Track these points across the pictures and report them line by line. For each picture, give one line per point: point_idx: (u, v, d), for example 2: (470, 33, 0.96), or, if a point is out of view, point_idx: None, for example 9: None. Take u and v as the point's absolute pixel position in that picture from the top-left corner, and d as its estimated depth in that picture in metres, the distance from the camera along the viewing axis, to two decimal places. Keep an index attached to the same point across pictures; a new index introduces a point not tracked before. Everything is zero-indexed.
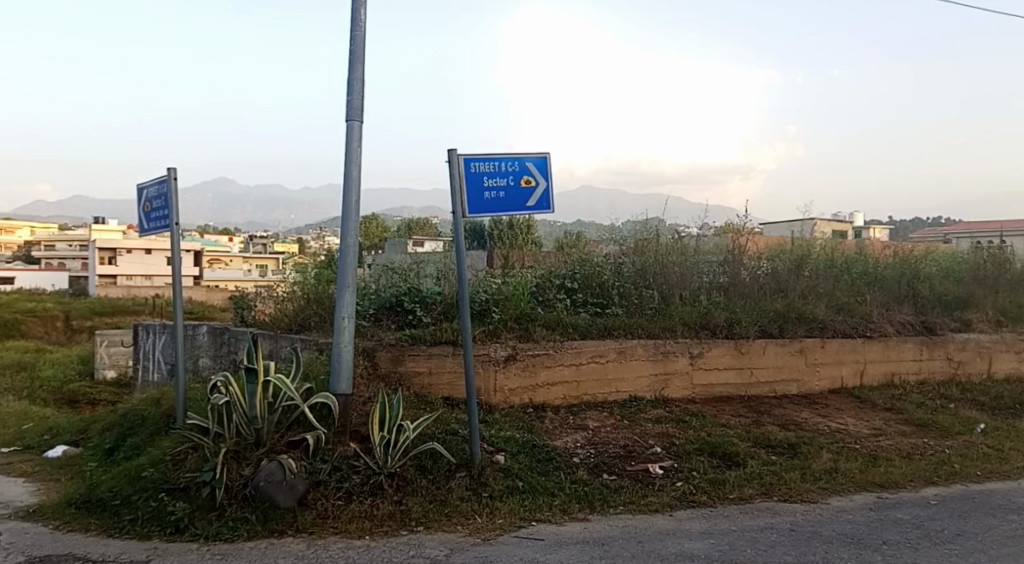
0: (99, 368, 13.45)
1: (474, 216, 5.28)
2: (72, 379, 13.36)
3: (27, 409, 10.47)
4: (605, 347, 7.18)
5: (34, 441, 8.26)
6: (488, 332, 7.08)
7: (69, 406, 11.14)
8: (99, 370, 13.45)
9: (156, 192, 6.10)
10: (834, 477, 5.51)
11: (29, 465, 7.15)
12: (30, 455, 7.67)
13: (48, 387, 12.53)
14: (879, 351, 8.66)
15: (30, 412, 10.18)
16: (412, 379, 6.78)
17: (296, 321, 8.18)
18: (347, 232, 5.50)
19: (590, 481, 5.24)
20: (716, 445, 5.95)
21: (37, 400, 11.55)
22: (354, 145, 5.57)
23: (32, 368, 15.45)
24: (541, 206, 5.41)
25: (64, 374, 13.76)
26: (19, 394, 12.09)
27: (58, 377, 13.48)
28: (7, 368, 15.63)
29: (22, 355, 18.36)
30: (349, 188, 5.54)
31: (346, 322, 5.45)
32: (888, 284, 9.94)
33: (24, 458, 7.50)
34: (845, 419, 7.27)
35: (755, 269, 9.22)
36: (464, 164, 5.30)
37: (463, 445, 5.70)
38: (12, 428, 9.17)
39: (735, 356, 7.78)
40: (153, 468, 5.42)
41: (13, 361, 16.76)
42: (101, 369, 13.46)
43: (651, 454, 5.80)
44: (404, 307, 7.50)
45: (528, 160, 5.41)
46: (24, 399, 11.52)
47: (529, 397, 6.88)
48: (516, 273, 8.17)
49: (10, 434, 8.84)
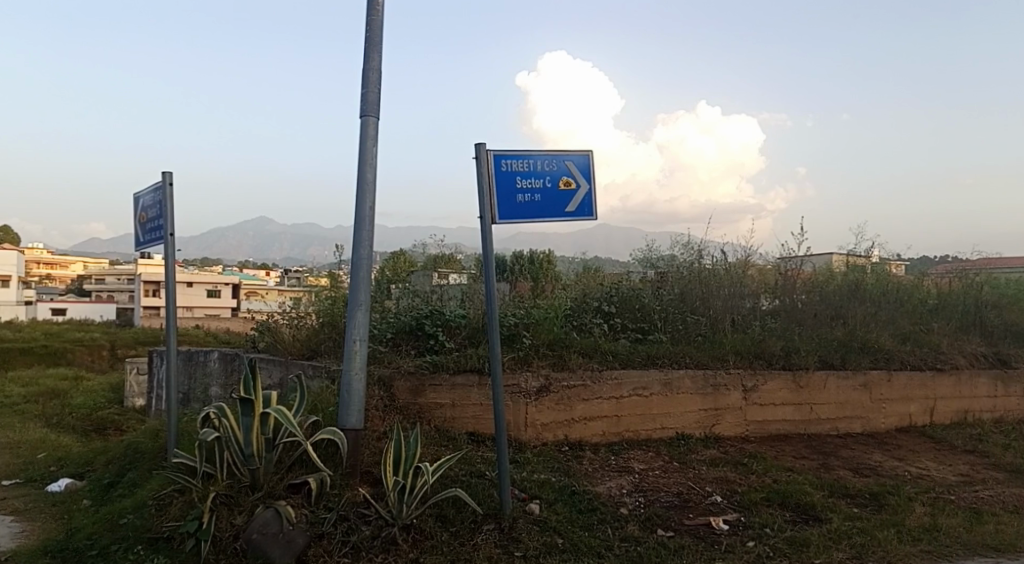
0: (127, 397, 12.43)
1: (506, 223, 4.52)
2: (97, 404, 12.70)
3: (44, 436, 9.78)
4: (649, 378, 6.37)
5: (37, 473, 7.50)
6: (517, 360, 6.23)
7: (90, 432, 10.48)
8: (127, 398, 12.43)
9: (152, 200, 5.43)
10: (936, 537, 4.61)
11: (23, 500, 6.31)
12: (28, 488, 6.88)
13: (71, 413, 11.88)
14: (950, 386, 7.76)
15: (46, 439, 9.49)
16: (432, 412, 6.05)
17: (308, 346, 7.46)
18: (360, 243, 4.77)
19: (645, 539, 4.40)
20: (787, 495, 5.10)
21: (64, 427, 10.84)
22: (369, 143, 4.86)
23: (62, 394, 14.84)
24: (582, 213, 4.70)
25: (93, 400, 13.10)
26: (42, 421, 11.47)
27: (89, 404, 12.69)
28: (39, 394, 14.99)
29: (56, 382, 17.72)
30: (362, 193, 4.83)
31: (358, 345, 4.71)
32: (956, 310, 9.00)
33: (22, 491, 6.73)
34: (925, 463, 6.34)
35: (811, 293, 8.34)
36: (495, 162, 4.54)
37: (491, 491, 4.91)
38: (21, 457, 8.46)
39: (794, 391, 6.94)
40: (133, 515, 4.76)
41: (45, 388, 16.14)
42: (130, 397, 12.44)
43: (711, 505, 4.96)
44: (423, 330, 6.70)
45: (568, 159, 4.70)
46: (51, 428, 10.81)
47: (564, 434, 6.06)
48: (549, 296, 7.42)
49: (16, 464, 8.11)
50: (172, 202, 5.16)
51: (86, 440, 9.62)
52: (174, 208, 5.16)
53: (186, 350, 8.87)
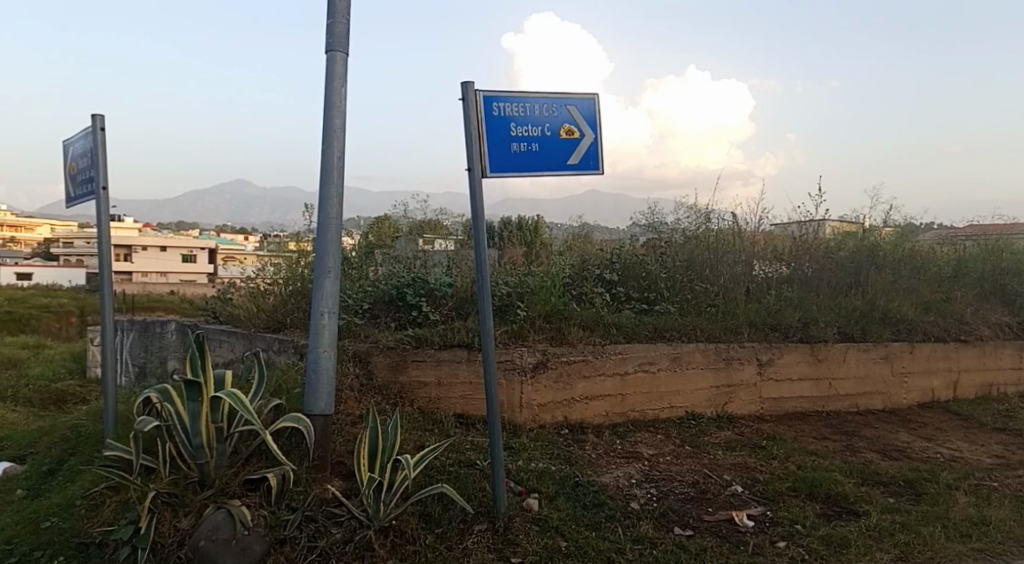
0: (91, 367, 11.72)
1: (499, 176, 3.83)
2: (59, 376, 11.96)
3: None
4: (657, 353, 5.77)
5: None
6: (511, 333, 5.59)
7: (49, 406, 9.79)
8: (91, 369, 11.72)
9: (83, 148, 4.71)
10: (987, 532, 3.93)
11: None
12: None
13: (29, 385, 11.14)
14: (975, 358, 7.23)
15: None
16: (416, 392, 5.41)
17: (276, 317, 6.77)
18: (328, 201, 4.07)
19: (661, 541, 3.80)
20: (816, 484, 4.50)
21: (19, 401, 10.13)
22: (337, 83, 4.13)
23: (23, 364, 14.06)
24: (586, 166, 4.01)
25: (54, 371, 12.37)
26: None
27: (50, 375, 11.96)
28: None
29: (17, 350, 16.92)
30: (328, 141, 4.10)
31: (326, 319, 4.04)
32: (979, 275, 8.43)
33: None
34: (956, 443, 5.76)
35: (828, 257, 7.68)
36: (485, 104, 3.82)
37: (482, 483, 4.30)
38: None
39: (811, 365, 6.38)
40: (59, 516, 4.22)
41: (6, 357, 15.36)
42: (92, 367, 11.75)
43: (731, 497, 4.38)
44: (405, 300, 6.04)
45: (570, 103, 4.00)
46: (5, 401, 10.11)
47: (563, 416, 5.46)
48: (545, 262, 6.78)
49: None
50: (105, 149, 4.46)
51: (40, 416, 8.93)
52: (107, 156, 4.47)
53: (145, 321, 8.38)
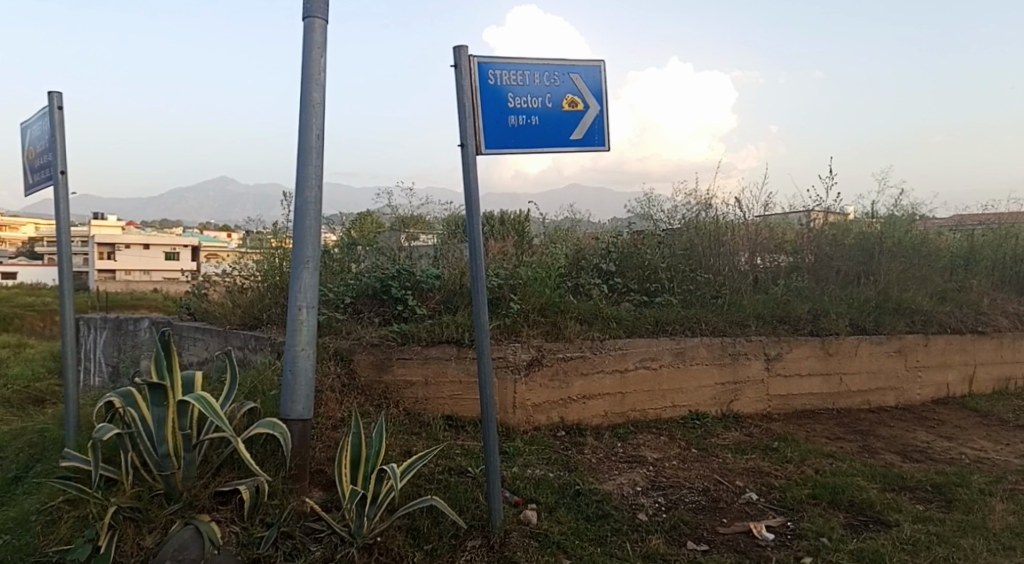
0: None
1: (495, 153, 3.44)
2: (34, 377, 11.48)
3: None
4: (659, 348, 5.40)
5: None
6: (505, 328, 5.20)
7: (23, 406, 9.34)
8: None
9: (39, 129, 4.28)
10: None
11: None
12: None
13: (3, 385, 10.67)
14: (991, 351, 6.92)
15: None
16: (402, 392, 5.02)
17: (252, 313, 6.36)
18: (306, 183, 3.66)
19: (675, 558, 3.44)
20: (838, 491, 4.15)
21: None
22: (316, 53, 3.68)
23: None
24: (591, 141, 3.63)
25: (28, 371, 11.87)
26: None
27: (23, 375, 11.47)
28: None
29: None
30: (306, 117, 3.67)
31: (304, 314, 3.63)
32: (991, 263, 8.13)
33: None
34: (979, 443, 5.44)
35: (836, 246, 7.32)
36: (480, 73, 3.43)
37: (476, 492, 3.91)
38: None
39: (821, 359, 6.02)
40: (10, 533, 3.80)
41: None
42: None
43: (746, 506, 4.03)
44: (389, 293, 5.64)
45: (573, 72, 3.61)
46: None
47: (560, 416, 5.08)
48: (538, 253, 6.39)
49: None
50: (63, 130, 4.03)
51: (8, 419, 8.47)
52: (65, 138, 4.04)
53: (118, 319, 8.03)
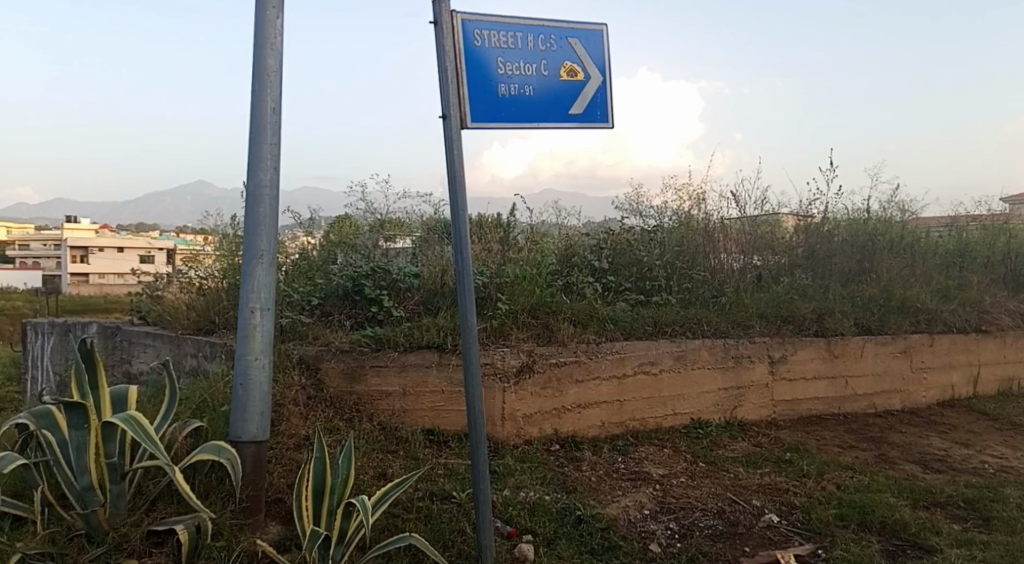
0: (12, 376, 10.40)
1: (483, 127, 2.91)
2: None
3: None
4: (659, 351, 4.93)
5: None
6: (491, 331, 4.68)
7: None
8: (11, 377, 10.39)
9: None
10: None
11: None
12: None
13: None
14: (994, 351, 6.62)
15: None
16: (375, 404, 4.46)
17: (208, 317, 5.73)
18: (259, 166, 3.09)
19: None
20: (867, 511, 3.71)
21: None
22: (271, 12, 3.11)
23: None
24: (592, 117, 3.13)
25: None
26: None
27: None
28: None
29: None
30: (259, 87, 3.09)
31: (258, 319, 3.06)
32: (987, 262, 7.85)
33: None
34: (998, 450, 5.08)
35: (836, 242, 6.93)
36: (464, 32, 2.90)
37: (462, 524, 3.37)
38: None
39: (828, 361, 5.62)
40: None
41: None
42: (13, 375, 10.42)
43: (768, 530, 3.56)
44: (361, 293, 5.08)
45: (572, 37, 3.11)
46: None
47: (553, 428, 4.58)
48: (525, 249, 5.88)
49: None
50: None
51: None
52: None
53: (63, 324, 7.33)
